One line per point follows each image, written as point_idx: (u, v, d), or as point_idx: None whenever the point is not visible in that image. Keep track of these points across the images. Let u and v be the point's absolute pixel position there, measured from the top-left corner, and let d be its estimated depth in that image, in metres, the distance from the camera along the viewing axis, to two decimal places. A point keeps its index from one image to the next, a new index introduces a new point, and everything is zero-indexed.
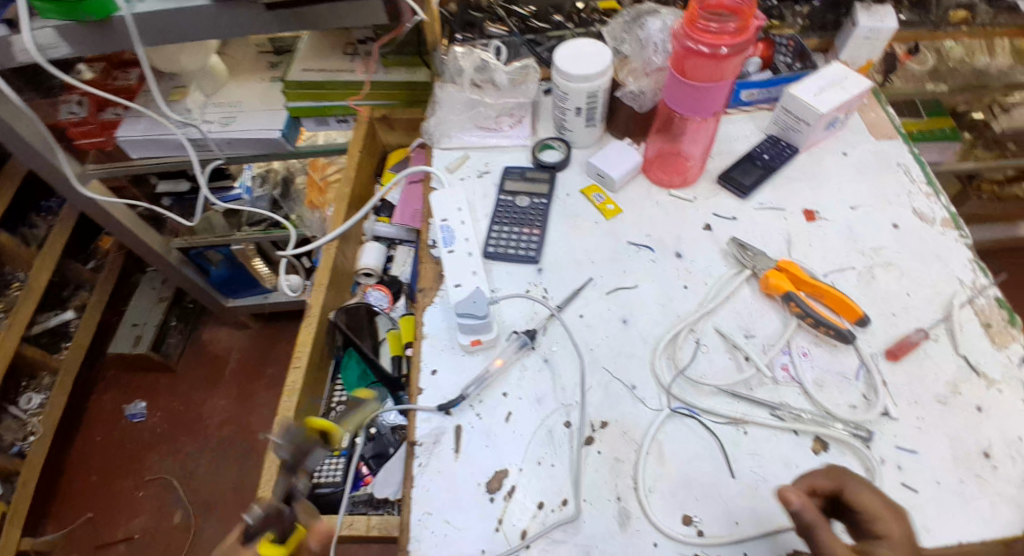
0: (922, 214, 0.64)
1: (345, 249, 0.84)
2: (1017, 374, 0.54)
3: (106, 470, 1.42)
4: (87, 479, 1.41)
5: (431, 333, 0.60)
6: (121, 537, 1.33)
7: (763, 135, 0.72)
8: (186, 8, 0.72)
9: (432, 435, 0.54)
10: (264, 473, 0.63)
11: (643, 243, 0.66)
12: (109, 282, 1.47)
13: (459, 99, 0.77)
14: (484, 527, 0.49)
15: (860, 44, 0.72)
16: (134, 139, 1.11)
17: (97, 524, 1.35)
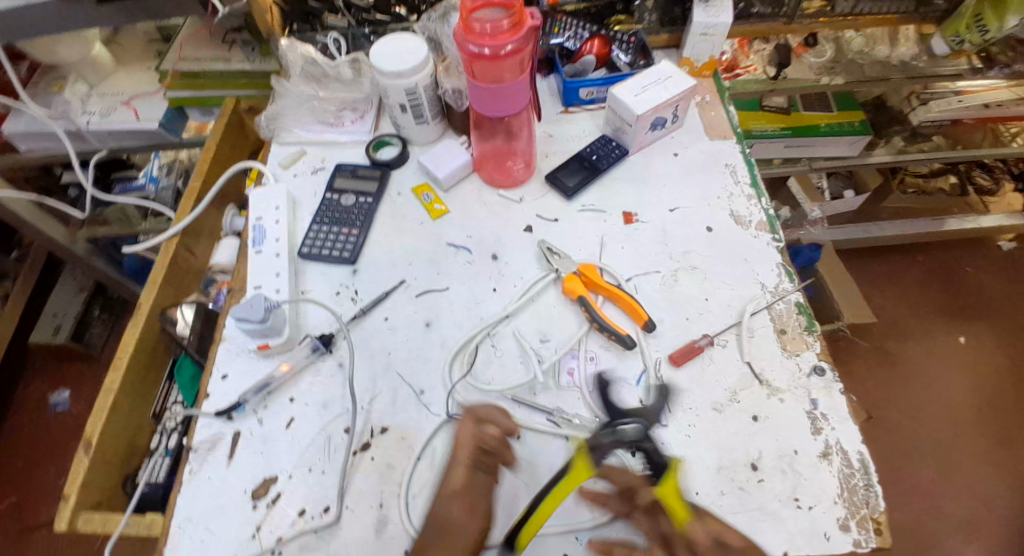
0: (739, 217, 0.64)
1: (192, 244, 0.81)
2: (803, 383, 0.53)
3: (36, 452, 1.33)
4: (13, 465, 1.32)
5: (229, 335, 0.59)
6: (45, 521, 1.25)
7: (600, 134, 0.71)
8: (33, 4, 0.67)
9: (209, 440, 0.54)
10: (70, 470, 0.62)
11: (463, 244, 0.64)
12: (34, 271, 1.37)
13: (295, 94, 0.75)
14: (242, 533, 0.49)
15: (699, 40, 0.72)
16: (19, 133, 1.04)
17: (22, 509, 1.27)
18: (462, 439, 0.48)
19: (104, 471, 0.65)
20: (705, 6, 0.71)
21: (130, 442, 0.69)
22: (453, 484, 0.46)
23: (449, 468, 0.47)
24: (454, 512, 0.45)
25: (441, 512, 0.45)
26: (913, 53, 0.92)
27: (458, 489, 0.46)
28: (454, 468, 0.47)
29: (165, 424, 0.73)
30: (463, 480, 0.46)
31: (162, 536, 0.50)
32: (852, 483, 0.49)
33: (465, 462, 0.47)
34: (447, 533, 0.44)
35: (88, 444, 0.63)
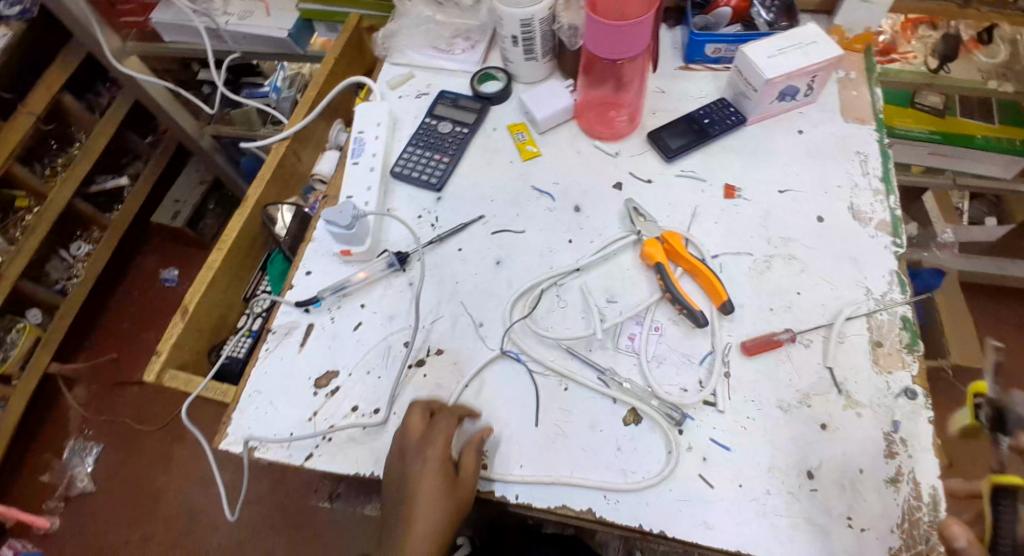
0: (858, 212, 0.57)
1: (300, 151, 0.86)
2: (888, 402, 0.48)
3: (139, 318, 1.51)
4: (119, 325, 1.49)
5: (319, 237, 0.63)
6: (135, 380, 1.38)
7: (718, 98, 0.66)
8: None
9: (286, 326, 0.58)
10: (166, 331, 0.69)
11: (548, 190, 0.63)
12: (164, 157, 1.50)
13: (415, 14, 0.76)
14: (300, 415, 0.53)
15: (856, 7, 0.64)
16: (165, 22, 1.12)
17: (120, 364, 1.42)
18: (438, 435, 0.48)
19: (195, 338, 0.72)
20: None
21: (221, 317, 0.77)
22: (438, 484, 0.46)
23: (422, 466, 0.47)
24: (444, 506, 0.46)
25: (430, 507, 0.46)
26: None
27: (446, 484, 0.47)
28: (431, 467, 0.47)
29: (252, 307, 0.81)
30: (447, 476, 0.47)
31: (233, 401, 0.55)
32: (918, 518, 0.44)
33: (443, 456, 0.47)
34: (432, 527, 0.46)
35: (184, 311, 0.70)
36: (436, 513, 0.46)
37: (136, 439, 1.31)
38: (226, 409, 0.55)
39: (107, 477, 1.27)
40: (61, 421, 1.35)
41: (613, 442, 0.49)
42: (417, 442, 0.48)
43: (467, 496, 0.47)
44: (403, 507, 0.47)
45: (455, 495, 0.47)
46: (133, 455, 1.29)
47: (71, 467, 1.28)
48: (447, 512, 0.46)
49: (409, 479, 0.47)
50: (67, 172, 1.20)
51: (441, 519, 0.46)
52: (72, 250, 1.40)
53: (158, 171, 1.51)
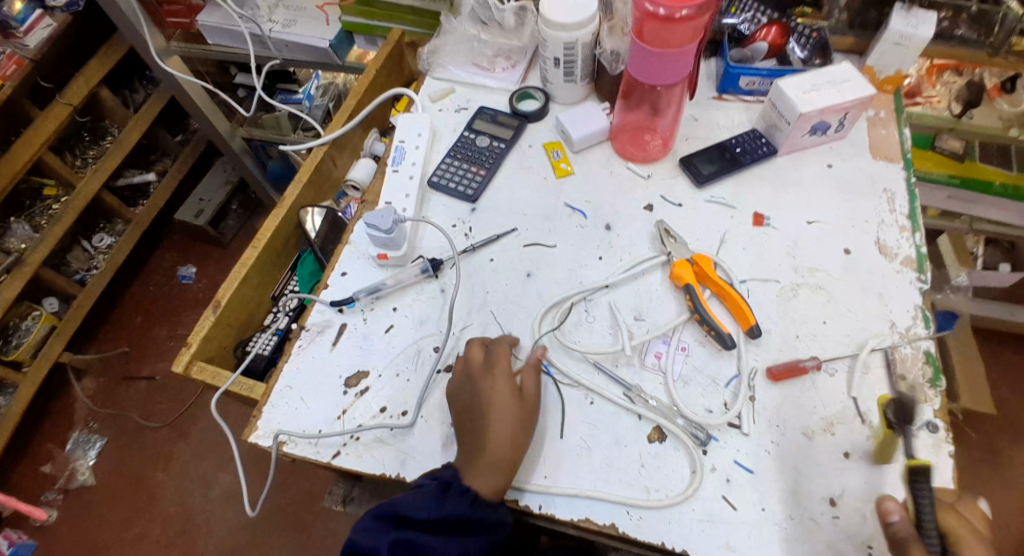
0: (884, 247, 0.58)
1: (335, 156, 0.89)
2: (911, 435, 0.49)
3: (152, 313, 1.51)
4: (133, 318, 1.50)
5: (356, 241, 0.65)
6: (145, 374, 1.40)
7: (750, 129, 0.68)
8: None
9: (319, 325, 0.60)
10: (198, 323, 0.70)
11: (580, 207, 0.65)
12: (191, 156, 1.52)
13: (460, 32, 0.78)
14: (328, 412, 0.54)
15: (890, 50, 0.66)
16: (210, 26, 1.17)
17: (129, 359, 1.43)
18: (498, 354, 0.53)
19: (224, 332, 0.74)
20: (905, 13, 0.64)
21: (249, 314, 0.78)
22: (507, 395, 0.50)
23: (491, 379, 0.51)
24: (514, 413, 0.49)
25: (503, 412, 0.49)
26: None
27: (516, 397, 0.50)
28: (500, 378, 0.51)
29: (279, 306, 0.83)
30: (515, 390, 0.51)
31: (265, 395, 0.56)
32: None
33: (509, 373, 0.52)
34: (508, 430, 0.48)
35: (216, 305, 0.72)
36: (511, 417, 0.49)
37: (140, 435, 1.31)
38: (256, 404, 0.56)
39: (108, 469, 1.28)
40: (67, 412, 1.35)
41: (637, 460, 0.49)
42: (482, 362, 0.52)
43: (533, 409, 0.50)
44: (476, 420, 0.49)
45: (525, 405, 0.50)
46: (135, 451, 1.29)
47: (74, 458, 1.29)
48: (520, 418, 0.49)
49: (479, 392, 0.50)
50: (100, 161, 1.23)
51: (517, 424, 0.49)
52: (94, 242, 1.43)
53: (185, 168, 1.53)
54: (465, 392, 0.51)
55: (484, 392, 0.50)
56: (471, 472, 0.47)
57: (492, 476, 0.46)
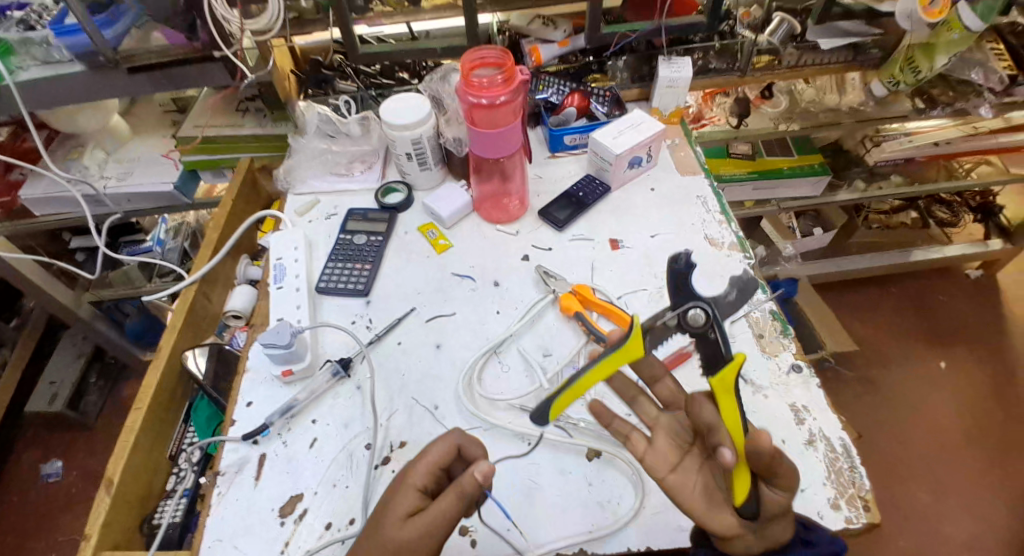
0: (713, 240, 0.71)
1: (209, 293, 0.86)
2: (783, 380, 0.59)
3: (20, 528, 1.28)
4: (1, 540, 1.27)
5: (254, 366, 0.63)
6: None
7: (584, 175, 0.80)
8: (64, 76, 0.78)
9: (235, 464, 0.56)
10: (90, 513, 0.63)
11: (466, 274, 0.70)
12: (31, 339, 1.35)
13: (309, 149, 0.83)
14: (270, 550, 0.51)
15: (665, 92, 0.83)
16: (36, 197, 1.09)
17: None
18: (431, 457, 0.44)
19: (124, 512, 0.66)
20: (667, 63, 0.82)
21: (147, 483, 0.70)
22: (403, 509, 0.41)
23: (401, 491, 0.43)
24: (401, 539, 0.40)
25: (386, 534, 0.40)
26: (860, 100, 1.07)
27: (410, 513, 0.41)
28: (403, 491, 0.42)
29: (180, 463, 0.75)
30: (415, 505, 0.42)
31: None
32: (838, 465, 0.53)
33: (421, 485, 0.43)
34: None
35: (109, 485, 0.65)
36: (392, 543, 0.40)
37: None
38: None
39: None
40: None
41: (585, 482, 0.53)
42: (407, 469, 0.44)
43: (423, 539, 0.40)
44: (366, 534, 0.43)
45: (409, 528, 0.40)
46: None
47: None
48: (394, 543, 0.40)
49: (384, 506, 0.43)
50: None
51: (382, 550, 0.40)
52: None
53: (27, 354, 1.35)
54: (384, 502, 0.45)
55: (384, 506, 0.43)
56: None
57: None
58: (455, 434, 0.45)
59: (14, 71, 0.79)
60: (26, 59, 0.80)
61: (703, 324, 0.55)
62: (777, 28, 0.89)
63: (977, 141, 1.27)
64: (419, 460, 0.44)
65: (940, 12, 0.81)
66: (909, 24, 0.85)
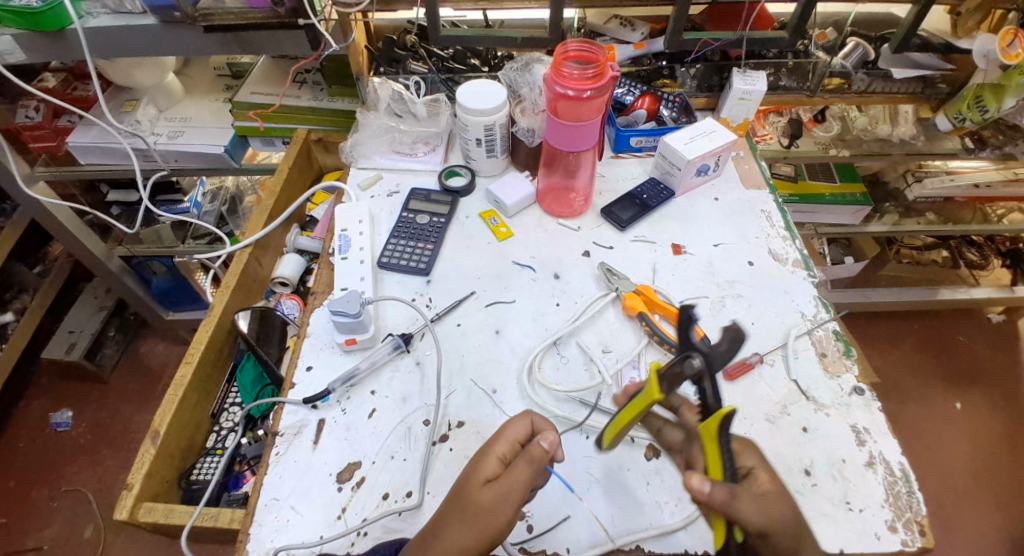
0: (776, 254, 0.71)
1: (260, 257, 0.86)
2: (844, 400, 0.58)
3: (21, 475, 1.25)
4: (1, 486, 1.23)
5: (313, 332, 0.64)
6: (29, 547, 1.15)
7: (648, 178, 0.80)
8: (135, 26, 0.78)
9: (295, 426, 0.56)
10: (135, 460, 0.62)
11: (527, 263, 0.70)
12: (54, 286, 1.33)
13: (377, 125, 0.84)
14: (327, 514, 0.51)
15: (737, 104, 0.83)
16: (84, 145, 1.05)
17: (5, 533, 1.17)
18: (510, 430, 0.47)
19: (166, 464, 0.65)
20: (741, 76, 0.82)
21: (189, 439, 0.70)
22: (484, 474, 0.43)
23: (482, 458, 0.45)
24: (482, 500, 0.42)
25: (468, 497, 0.42)
26: (912, 133, 1.06)
27: (491, 478, 0.43)
28: (483, 457, 0.45)
29: (222, 423, 0.75)
30: (495, 472, 0.44)
31: (249, 513, 0.51)
32: (896, 489, 0.53)
33: (501, 455, 0.45)
34: (457, 514, 0.42)
35: (154, 435, 0.64)
36: (473, 502, 0.42)
37: None
38: (241, 525, 0.51)
39: None
40: None
41: (643, 481, 0.53)
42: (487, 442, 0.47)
43: (505, 503, 0.41)
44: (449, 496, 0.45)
45: (488, 490, 0.42)
46: None
47: None
48: (476, 503, 0.42)
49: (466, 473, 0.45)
50: None
51: (464, 509, 0.42)
52: None
53: (46, 303, 1.33)
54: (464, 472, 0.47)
55: (466, 473, 0.45)
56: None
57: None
58: (531, 416, 0.48)
59: (85, 17, 0.79)
60: (97, 7, 0.80)
61: (696, 373, 0.46)
62: (851, 52, 0.90)
63: (1020, 186, 1.26)
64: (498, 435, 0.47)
65: (1018, 56, 0.80)
66: (984, 63, 0.84)
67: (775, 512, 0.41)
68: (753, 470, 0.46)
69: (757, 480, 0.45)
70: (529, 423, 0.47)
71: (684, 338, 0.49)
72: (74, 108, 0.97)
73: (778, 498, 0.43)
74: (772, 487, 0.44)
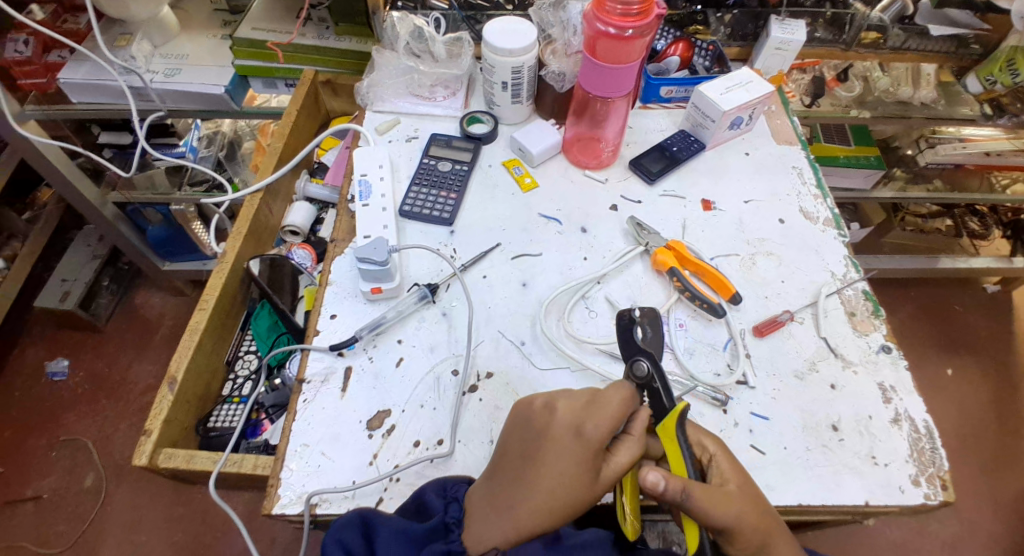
0: (808, 213, 0.70)
1: (270, 203, 0.83)
2: (874, 358, 0.58)
3: (19, 423, 1.24)
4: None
5: (336, 280, 0.62)
6: (30, 495, 1.16)
7: (677, 130, 0.77)
8: None
9: (322, 373, 0.55)
10: (153, 406, 0.61)
11: (553, 216, 0.68)
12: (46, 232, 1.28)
13: (395, 65, 0.80)
14: (359, 461, 0.51)
15: (772, 54, 0.80)
16: (75, 83, 0.99)
17: (6, 480, 1.18)
18: (616, 412, 0.43)
19: (183, 411, 0.64)
20: (779, 24, 0.78)
21: (205, 385, 0.69)
22: (593, 469, 0.42)
23: (590, 449, 0.42)
24: (591, 494, 0.41)
25: (576, 495, 0.41)
26: (933, 97, 1.01)
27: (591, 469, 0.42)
28: (594, 450, 0.42)
29: (237, 371, 0.75)
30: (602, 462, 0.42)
31: (278, 458, 0.51)
32: (920, 445, 0.54)
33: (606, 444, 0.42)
34: (562, 503, 0.41)
35: (171, 381, 0.63)
36: (572, 501, 0.41)
37: None
38: (271, 470, 0.50)
39: None
40: None
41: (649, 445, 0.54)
42: (577, 417, 0.43)
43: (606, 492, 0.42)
44: (524, 469, 0.43)
45: (601, 485, 0.42)
46: None
47: None
48: (583, 500, 0.42)
49: (555, 454, 0.42)
50: None
51: (568, 506, 0.41)
52: None
53: (39, 249, 1.28)
54: (524, 435, 0.44)
55: (568, 459, 0.42)
56: (472, 521, 0.43)
57: (502, 530, 0.42)
58: (625, 389, 0.44)
59: None
60: None
61: (644, 377, 0.49)
62: (890, 5, 0.88)
63: None
64: (594, 417, 0.42)
65: None
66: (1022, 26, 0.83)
67: (740, 512, 0.41)
68: (713, 459, 0.45)
69: (717, 469, 0.44)
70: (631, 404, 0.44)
71: (629, 346, 0.51)
72: (64, 40, 0.90)
73: (737, 493, 0.42)
74: (732, 478, 0.43)
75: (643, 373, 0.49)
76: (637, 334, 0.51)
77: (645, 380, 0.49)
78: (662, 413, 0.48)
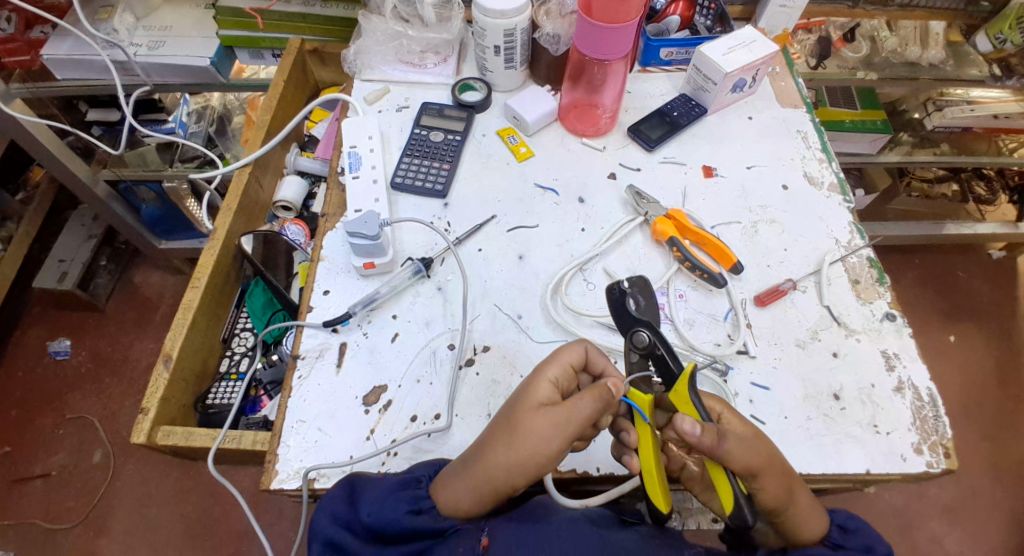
0: (812, 178, 0.68)
1: (261, 178, 0.81)
2: (877, 325, 0.57)
3: (25, 402, 1.25)
4: (5, 415, 1.23)
5: (329, 255, 0.61)
6: (39, 472, 1.17)
7: (677, 94, 0.74)
8: None
9: (316, 349, 0.55)
10: (149, 384, 0.60)
11: (550, 186, 0.66)
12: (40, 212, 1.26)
13: (382, 30, 0.76)
14: (355, 436, 0.50)
15: (776, 12, 0.76)
16: (58, 59, 0.95)
17: (16, 458, 1.19)
18: (562, 355, 0.45)
19: (180, 389, 0.64)
20: None
21: (202, 363, 0.69)
22: (537, 400, 0.41)
23: (535, 383, 0.43)
24: (535, 423, 0.40)
25: (519, 422, 0.40)
26: (941, 57, 0.98)
27: (543, 403, 0.41)
28: (537, 382, 0.42)
29: (234, 348, 0.75)
30: (550, 397, 0.42)
31: (275, 434, 0.50)
32: (923, 414, 0.53)
33: (553, 380, 0.43)
34: (505, 433, 0.41)
35: (166, 359, 0.62)
36: (515, 431, 0.40)
37: (50, 543, 1.11)
38: (268, 446, 0.50)
39: None
40: None
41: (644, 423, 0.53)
42: (536, 370, 0.44)
43: (554, 426, 0.40)
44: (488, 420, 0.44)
45: (542, 413, 0.40)
46: None
47: None
48: (526, 428, 0.40)
49: (514, 400, 0.43)
50: None
51: (513, 438, 0.40)
52: None
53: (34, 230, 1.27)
54: None
55: (518, 396, 0.43)
56: (442, 480, 0.43)
57: (462, 482, 0.41)
58: (574, 340, 0.47)
59: None
60: None
61: (646, 345, 0.48)
62: None
63: None
64: (545, 362, 0.44)
65: None
66: None
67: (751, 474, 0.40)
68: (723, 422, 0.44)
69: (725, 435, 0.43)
70: (576, 349, 0.45)
71: (624, 317, 0.49)
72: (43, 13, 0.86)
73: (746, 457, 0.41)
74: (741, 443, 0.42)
75: (643, 342, 0.48)
76: (630, 304, 0.49)
77: (647, 347, 0.47)
78: (672, 379, 0.47)
